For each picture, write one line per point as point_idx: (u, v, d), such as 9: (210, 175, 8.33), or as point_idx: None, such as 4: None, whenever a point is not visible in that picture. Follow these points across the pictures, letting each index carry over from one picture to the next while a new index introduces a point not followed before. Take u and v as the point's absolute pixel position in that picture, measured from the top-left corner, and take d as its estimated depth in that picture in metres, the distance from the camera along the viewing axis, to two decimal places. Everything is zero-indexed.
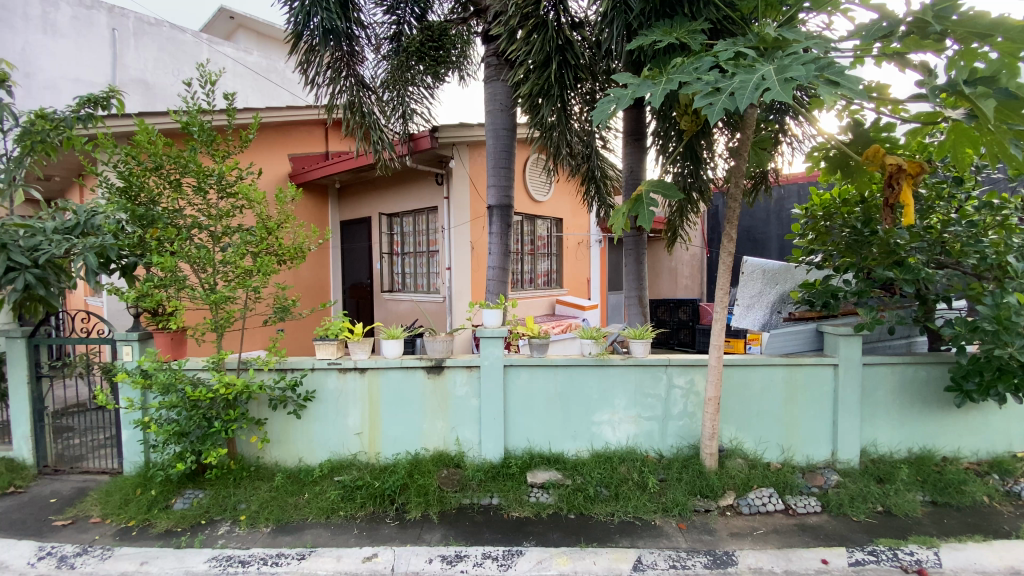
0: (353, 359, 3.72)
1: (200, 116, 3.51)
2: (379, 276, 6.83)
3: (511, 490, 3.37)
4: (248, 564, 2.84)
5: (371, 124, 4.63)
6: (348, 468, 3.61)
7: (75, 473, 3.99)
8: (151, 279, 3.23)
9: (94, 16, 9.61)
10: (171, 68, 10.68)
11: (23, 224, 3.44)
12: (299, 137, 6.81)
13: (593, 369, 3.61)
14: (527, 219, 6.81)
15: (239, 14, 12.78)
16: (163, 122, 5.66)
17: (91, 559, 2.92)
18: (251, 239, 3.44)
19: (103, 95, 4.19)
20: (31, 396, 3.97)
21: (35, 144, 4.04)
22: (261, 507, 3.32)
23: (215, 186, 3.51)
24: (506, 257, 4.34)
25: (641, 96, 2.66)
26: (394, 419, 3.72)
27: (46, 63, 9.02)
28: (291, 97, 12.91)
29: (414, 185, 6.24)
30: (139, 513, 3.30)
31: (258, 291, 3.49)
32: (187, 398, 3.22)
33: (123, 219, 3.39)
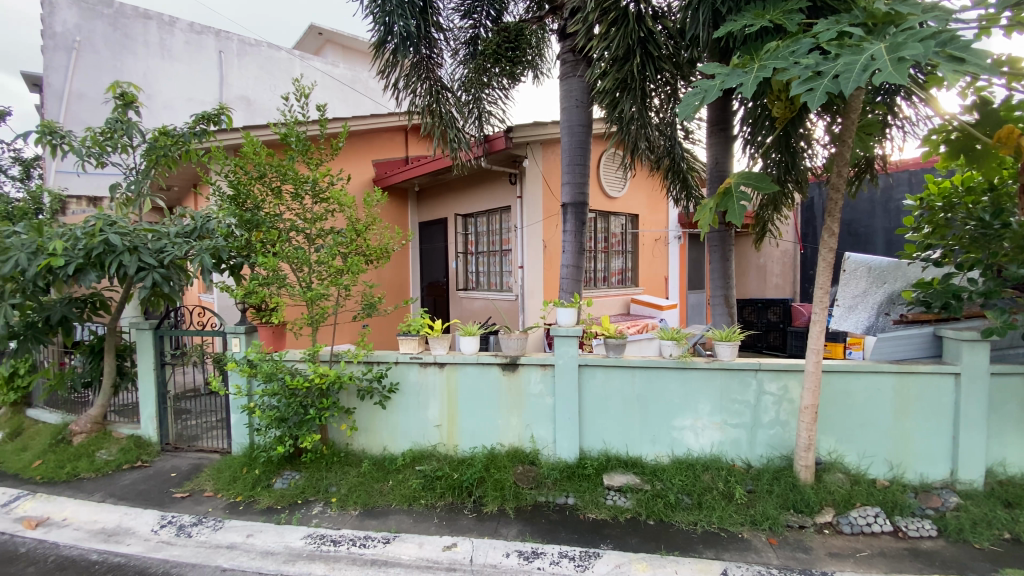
0: (432, 354, 3.84)
1: (296, 127, 3.78)
2: (454, 275, 7.03)
3: (587, 490, 3.33)
4: (339, 543, 3.03)
5: (448, 125, 4.76)
6: (428, 459, 3.75)
7: (193, 451, 4.48)
8: (257, 278, 3.55)
9: (204, 41, 10.74)
10: (269, 84, 11.67)
11: (151, 229, 3.91)
12: (382, 143, 7.17)
13: (675, 372, 3.47)
14: (602, 215, 6.69)
15: (326, 30, 13.70)
16: (263, 133, 6.19)
17: (206, 529, 3.27)
18: (342, 240, 3.71)
19: (214, 112, 4.65)
20: (157, 380, 4.48)
21: (159, 158, 4.55)
22: (350, 491, 3.54)
23: (310, 193, 3.79)
24: (580, 255, 4.28)
25: (730, 87, 2.53)
26: (471, 414, 3.80)
27: (165, 87, 10.16)
28: (373, 105, 13.63)
29: (488, 185, 6.34)
30: (245, 489, 3.64)
31: (348, 289, 3.73)
32: (286, 387, 3.50)
33: (232, 223, 3.79)
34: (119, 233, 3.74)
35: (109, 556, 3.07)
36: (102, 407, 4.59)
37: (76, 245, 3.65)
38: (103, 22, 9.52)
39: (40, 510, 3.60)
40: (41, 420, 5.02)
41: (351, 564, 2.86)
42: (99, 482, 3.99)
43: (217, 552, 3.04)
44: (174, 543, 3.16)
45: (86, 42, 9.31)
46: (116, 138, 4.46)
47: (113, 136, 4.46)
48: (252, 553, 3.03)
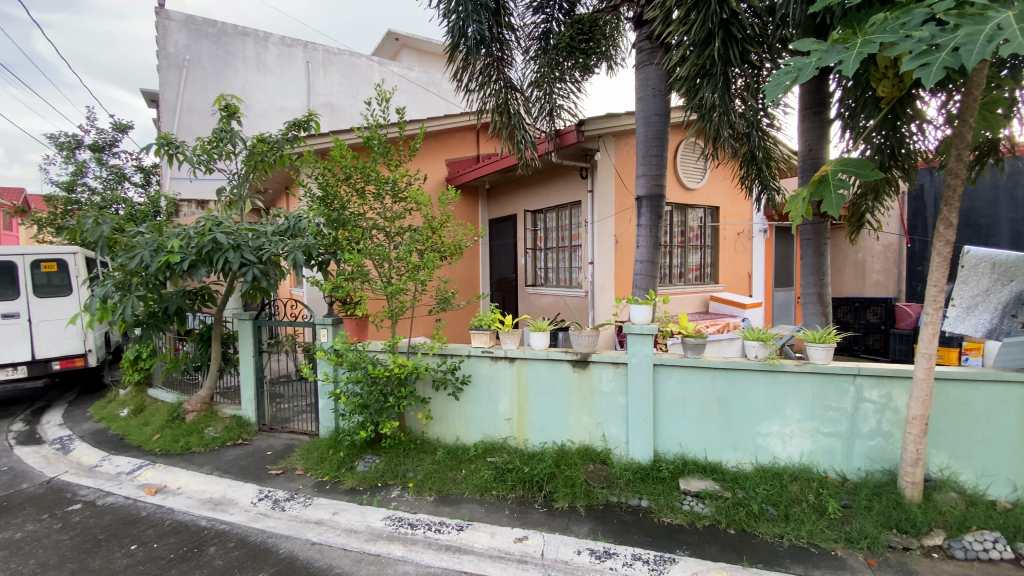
0: (503, 348, 3.91)
1: (378, 130, 3.99)
2: (523, 271, 7.08)
3: (662, 493, 3.23)
4: (416, 527, 3.18)
5: (516, 124, 4.79)
6: (499, 451, 3.82)
7: (286, 432, 4.87)
8: (343, 273, 3.80)
9: (294, 53, 11.57)
10: (351, 90, 12.36)
11: (252, 229, 4.29)
12: (456, 143, 7.35)
13: (760, 375, 3.28)
14: (679, 209, 6.43)
15: (403, 35, 14.25)
16: (347, 136, 6.58)
17: (297, 504, 3.55)
18: (418, 238, 3.86)
19: (304, 118, 4.99)
20: (255, 365, 4.90)
21: (256, 163, 4.97)
22: (425, 477, 3.69)
23: (390, 193, 3.99)
24: (656, 251, 4.15)
25: (827, 64, 2.34)
26: (541, 409, 3.81)
27: (260, 98, 11.07)
28: (446, 105, 14.01)
29: (558, 180, 6.30)
30: (332, 470, 3.91)
31: (425, 283, 3.88)
32: (368, 375, 3.72)
33: (321, 222, 4.05)
34: (225, 232, 4.14)
35: (216, 522, 3.42)
36: (209, 389, 5.11)
37: (190, 243, 4.08)
38: (208, 42, 10.53)
39: (159, 478, 4.08)
40: (160, 398, 5.69)
41: (427, 548, 2.99)
42: (207, 456, 4.45)
43: (307, 527, 3.30)
44: (270, 515, 3.47)
45: (194, 61, 10.34)
46: (222, 146, 4.93)
47: (219, 145, 4.93)
48: (337, 530, 3.25)
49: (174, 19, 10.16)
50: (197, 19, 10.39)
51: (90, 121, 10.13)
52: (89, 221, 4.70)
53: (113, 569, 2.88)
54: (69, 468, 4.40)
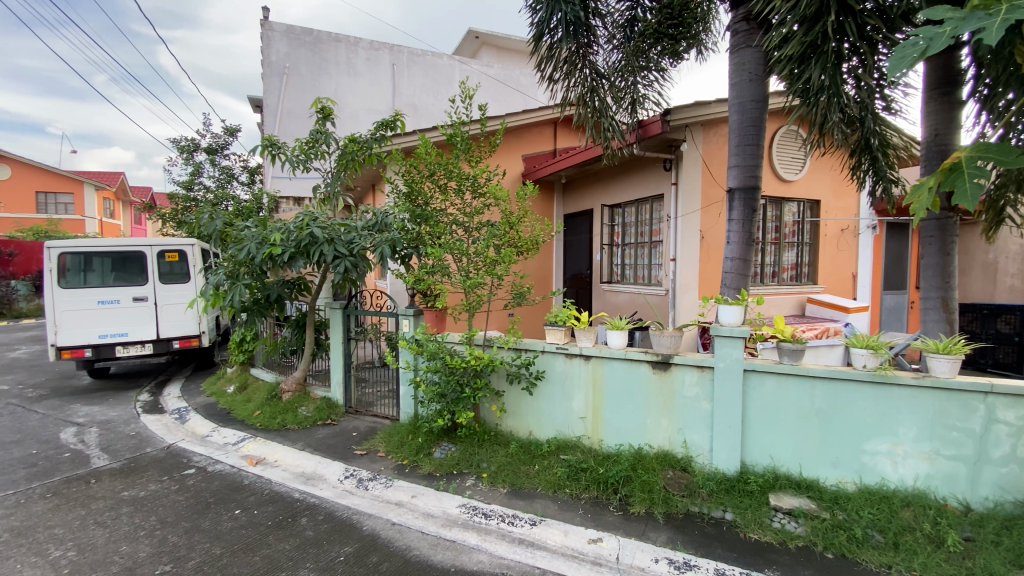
0: (579, 345, 3.84)
1: (461, 127, 4.08)
2: (599, 267, 6.94)
3: (748, 508, 3.04)
4: (490, 517, 3.23)
5: (602, 112, 4.70)
6: (573, 449, 3.77)
7: (369, 415, 5.15)
8: (425, 266, 3.93)
9: (381, 56, 12.13)
10: (433, 89, 12.74)
11: (344, 224, 4.56)
12: (534, 138, 7.36)
13: (868, 387, 2.96)
14: (773, 202, 5.99)
15: (483, 33, 14.46)
16: (431, 134, 6.79)
17: (379, 485, 3.75)
18: (497, 233, 3.90)
19: (391, 118, 5.22)
20: (343, 351, 5.22)
21: (347, 162, 5.28)
22: (499, 469, 3.74)
23: (470, 189, 4.08)
24: (748, 247, 3.88)
25: (964, 34, 2.01)
26: (618, 410, 3.70)
27: (350, 100, 11.76)
28: (524, 100, 14.07)
29: (639, 174, 6.10)
30: (411, 454, 4.08)
31: (501, 278, 3.90)
32: (446, 365, 3.84)
33: (406, 218, 4.22)
34: (321, 227, 4.44)
35: (307, 495, 3.69)
36: (302, 371, 5.52)
37: (289, 237, 4.40)
38: (305, 49, 11.36)
39: (259, 451, 4.48)
40: (261, 377, 6.24)
41: (501, 539, 3.02)
42: (301, 433, 4.82)
43: (387, 507, 3.47)
44: (355, 493, 3.69)
45: (293, 68, 11.21)
46: (318, 147, 5.27)
47: (316, 145, 5.29)
48: (416, 512, 3.39)
49: (277, 30, 11.04)
50: (297, 29, 11.23)
51: (206, 126, 11.28)
52: (205, 216, 5.25)
53: (219, 530, 3.20)
54: (186, 436, 4.96)
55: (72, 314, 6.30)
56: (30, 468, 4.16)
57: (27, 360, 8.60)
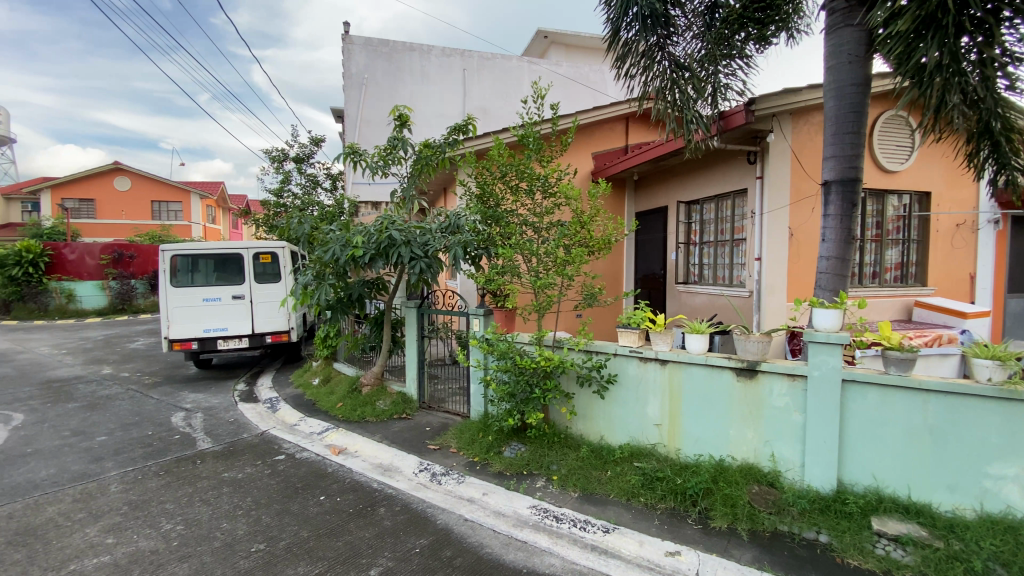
0: (654, 349, 3.69)
1: (533, 127, 4.06)
2: (675, 267, 6.66)
3: (847, 531, 2.77)
4: (561, 521, 3.18)
5: (684, 104, 4.52)
6: (647, 457, 3.62)
7: (441, 411, 5.28)
8: (495, 267, 3.95)
9: (452, 62, 12.42)
10: (502, 92, 12.87)
11: (419, 227, 4.70)
12: (606, 135, 7.21)
13: (993, 404, 2.62)
14: (874, 196, 5.46)
15: (552, 32, 14.39)
16: (504, 136, 6.85)
17: (451, 480, 3.83)
18: (567, 233, 3.82)
19: (464, 122, 5.31)
20: (418, 348, 5.38)
21: (422, 167, 5.47)
22: (570, 472, 3.68)
23: (541, 189, 4.06)
24: (847, 246, 3.56)
25: None
26: (697, 418, 3.50)
27: (423, 106, 12.19)
28: (594, 97, 13.85)
29: (719, 169, 5.80)
30: (482, 452, 4.13)
31: (572, 279, 3.82)
32: (516, 365, 3.84)
33: (477, 220, 4.28)
34: (398, 229, 4.61)
35: (385, 486, 3.84)
36: (380, 367, 5.77)
37: (370, 239, 4.59)
38: (382, 60, 11.89)
39: (341, 441, 4.73)
40: (343, 371, 6.60)
41: (572, 544, 2.97)
42: (378, 426, 5.04)
43: (460, 503, 3.53)
44: (428, 487, 3.79)
45: (371, 79, 11.79)
46: (395, 153, 5.49)
47: (393, 152, 5.50)
48: (487, 510, 3.42)
49: (357, 43, 11.70)
50: (374, 41, 11.80)
51: (294, 137, 12.13)
52: (295, 221, 5.63)
53: (306, 514, 3.41)
54: (276, 424, 5.34)
55: (182, 310, 7.01)
56: (148, 447, 4.67)
57: (145, 350, 9.69)
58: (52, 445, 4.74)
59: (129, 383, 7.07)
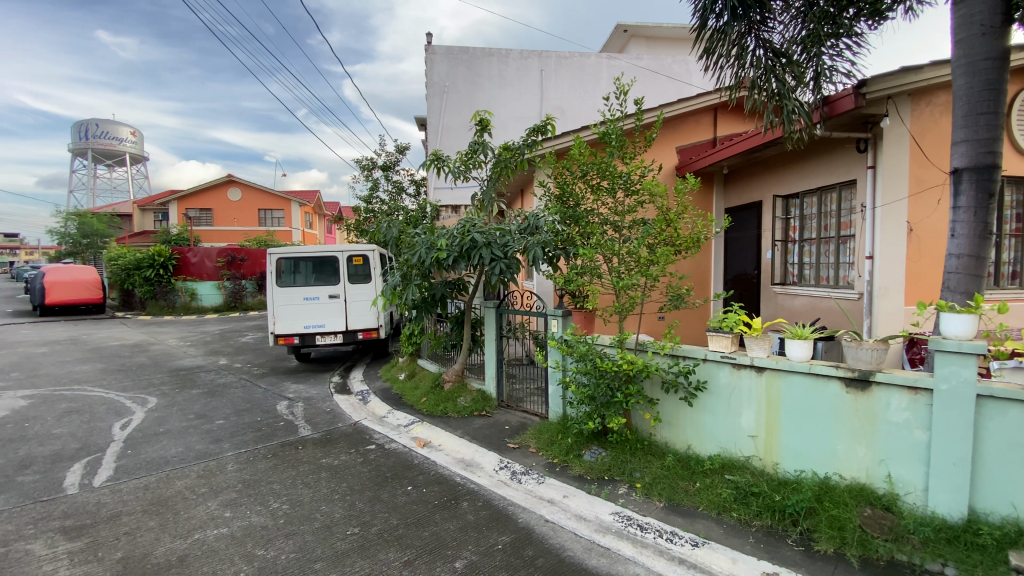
0: (749, 355, 3.45)
1: (615, 124, 3.97)
2: (770, 267, 6.21)
3: (979, 565, 2.43)
4: (646, 530, 3.08)
5: (782, 94, 4.30)
6: (740, 470, 3.41)
7: (520, 410, 5.32)
8: (575, 268, 3.88)
9: (530, 64, 12.49)
10: (580, 91, 12.74)
11: (499, 228, 4.77)
12: (692, 129, 6.89)
13: None
14: (1014, 184, 4.73)
15: (632, 26, 14.02)
16: (584, 134, 6.78)
17: (531, 480, 3.84)
18: (651, 231, 3.67)
19: (543, 123, 5.31)
20: (496, 348, 5.46)
21: (502, 169, 5.55)
22: (654, 481, 3.55)
23: (623, 187, 3.96)
24: (983, 242, 3.11)
25: None
26: (797, 431, 3.23)
27: (501, 109, 12.41)
28: (677, 88, 13.28)
29: (822, 160, 5.35)
30: (561, 453, 4.11)
31: (657, 279, 3.67)
32: (596, 367, 3.76)
33: (557, 220, 4.25)
34: (480, 232, 4.70)
35: (467, 481, 3.95)
36: (461, 364, 5.94)
37: (453, 241, 4.72)
38: (462, 67, 12.26)
39: (425, 434, 4.93)
40: (426, 367, 6.88)
41: (658, 555, 2.86)
42: (460, 421, 5.19)
43: (540, 503, 3.53)
44: (508, 485, 3.83)
45: (452, 86, 12.22)
46: (476, 157, 5.62)
47: (474, 156, 5.63)
48: (568, 513, 3.39)
49: (439, 53, 12.18)
50: (455, 49, 12.19)
51: (382, 146, 12.85)
52: (384, 225, 5.95)
53: (395, 502, 3.59)
54: (367, 416, 5.68)
55: (286, 308, 7.67)
56: (257, 432, 5.17)
57: (254, 344, 10.73)
58: (180, 426, 5.39)
59: (241, 373, 7.88)
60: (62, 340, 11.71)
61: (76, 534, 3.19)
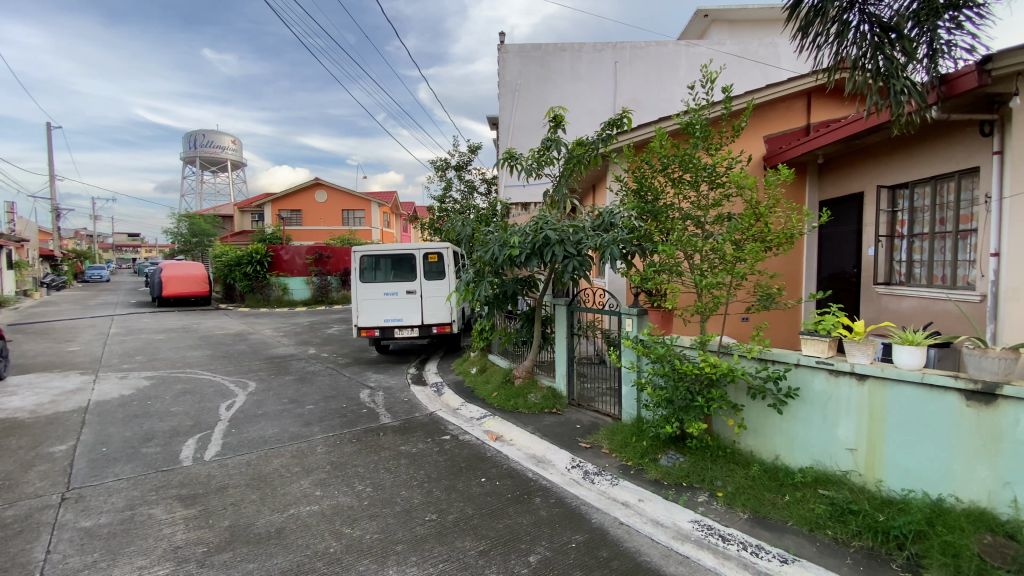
0: (849, 361, 3.17)
1: (700, 114, 3.81)
2: (873, 265, 5.65)
3: None
4: (729, 541, 2.93)
5: (890, 74, 3.86)
6: (836, 485, 3.14)
7: (591, 410, 5.26)
8: (654, 265, 3.75)
9: (603, 57, 12.25)
10: (656, 81, 12.29)
11: (573, 224, 4.69)
12: (781, 116, 6.44)
13: None
14: None
15: (713, 10, 13.32)
16: (665, 125, 6.53)
17: (604, 481, 3.79)
18: (739, 226, 3.48)
19: (619, 116, 5.20)
20: (567, 346, 5.41)
21: (574, 165, 5.49)
22: (737, 490, 3.37)
23: (707, 180, 3.80)
24: None
25: None
26: (905, 447, 2.93)
27: (573, 104, 12.30)
28: (764, 72, 12.43)
29: (938, 145, 4.79)
30: (636, 457, 4.00)
31: (744, 277, 3.47)
32: (675, 369, 3.63)
33: (634, 215, 4.13)
34: (553, 229, 4.67)
35: (539, 477, 3.97)
36: (531, 361, 5.97)
37: (526, 239, 4.74)
38: (534, 64, 12.28)
39: (497, 428, 5.01)
40: (497, 363, 6.98)
41: (743, 569, 2.71)
42: (531, 418, 5.23)
43: (615, 505, 3.47)
44: (581, 484, 3.80)
45: (524, 84, 12.30)
46: (548, 154, 5.59)
47: (546, 153, 5.60)
48: (644, 517, 3.30)
49: (511, 51, 12.30)
50: (527, 47, 12.25)
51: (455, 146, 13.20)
52: (458, 223, 6.11)
53: (470, 493, 3.69)
54: (442, 407, 5.89)
55: (367, 302, 8.11)
56: (342, 417, 5.52)
57: (339, 335, 11.46)
58: (275, 409, 5.88)
59: (328, 362, 8.45)
60: (176, 328, 13.18)
61: (190, 502, 3.59)
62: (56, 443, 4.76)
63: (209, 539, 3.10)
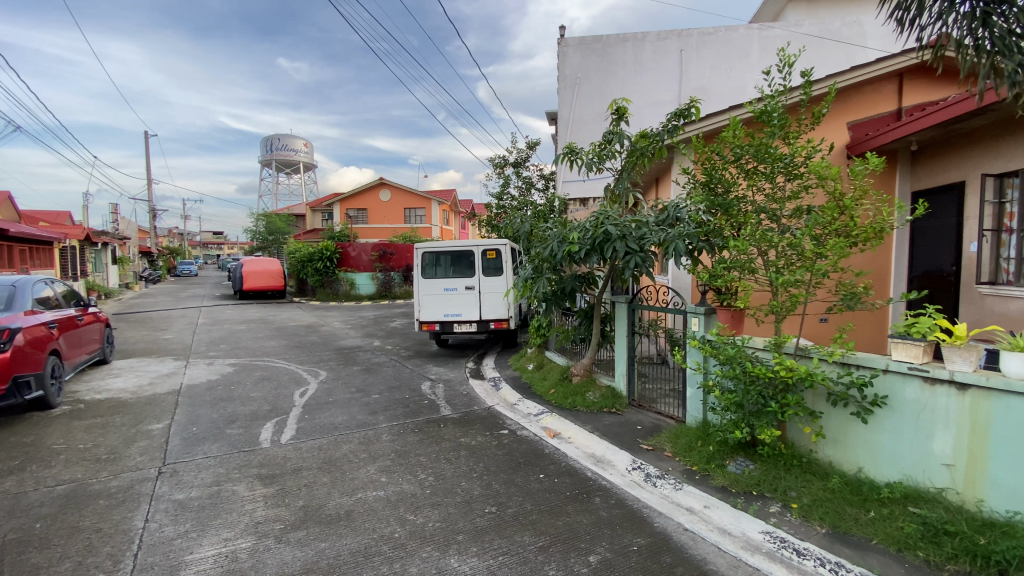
0: (948, 368, 2.86)
1: (776, 101, 3.58)
2: (975, 262, 5.06)
3: None
4: (805, 556, 2.75)
5: (1005, 49, 3.45)
6: (930, 503, 2.87)
7: (653, 411, 5.12)
8: (724, 262, 3.57)
9: (668, 45, 11.82)
10: (725, 67, 11.71)
11: (635, 219, 4.51)
12: (867, 100, 5.93)
13: None
14: None
15: None
16: (736, 113, 6.21)
17: (667, 484, 3.68)
18: (820, 219, 3.24)
19: (685, 106, 4.99)
20: (628, 345, 5.29)
21: (637, 158, 5.33)
22: (814, 503, 3.15)
23: (783, 170, 3.58)
24: None
25: None
26: (1014, 466, 2.62)
27: (636, 95, 11.97)
28: (847, 52, 11.49)
29: None
30: (702, 461, 3.85)
31: (825, 275, 3.22)
32: (746, 372, 3.45)
33: (703, 209, 3.96)
34: (614, 224, 4.54)
35: (598, 476, 3.92)
36: (590, 358, 5.89)
37: (585, 235, 4.66)
38: (595, 56, 12.07)
39: (555, 425, 4.99)
40: (554, 360, 6.95)
41: None
42: (589, 416, 5.17)
43: (678, 510, 3.36)
44: (643, 487, 3.71)
45: (584, 77, 12.13)
46: (610, 147, 5.47)
47: (608, 146, 5.48)
48: (710, 525, 3.17)
49: (571, 45, 12.15)
50: (588, 39, 12.05)
51: None
52: (517, 219, 6.13)
53: (529, 488, 3.70)
54: (500, 402, 5.95)
55: (429, 297, 8.34)
56: (405, 408, 5.72)
57: (401, 329, 11.88)
58: (344, 398, 6.20)
59: (391, 355, 8.79)
60: (255, 320, 14.21)
61: (268, 481, 3.86)
62: (154, 422, 5.27)
63: (286, 517, 3.32)
